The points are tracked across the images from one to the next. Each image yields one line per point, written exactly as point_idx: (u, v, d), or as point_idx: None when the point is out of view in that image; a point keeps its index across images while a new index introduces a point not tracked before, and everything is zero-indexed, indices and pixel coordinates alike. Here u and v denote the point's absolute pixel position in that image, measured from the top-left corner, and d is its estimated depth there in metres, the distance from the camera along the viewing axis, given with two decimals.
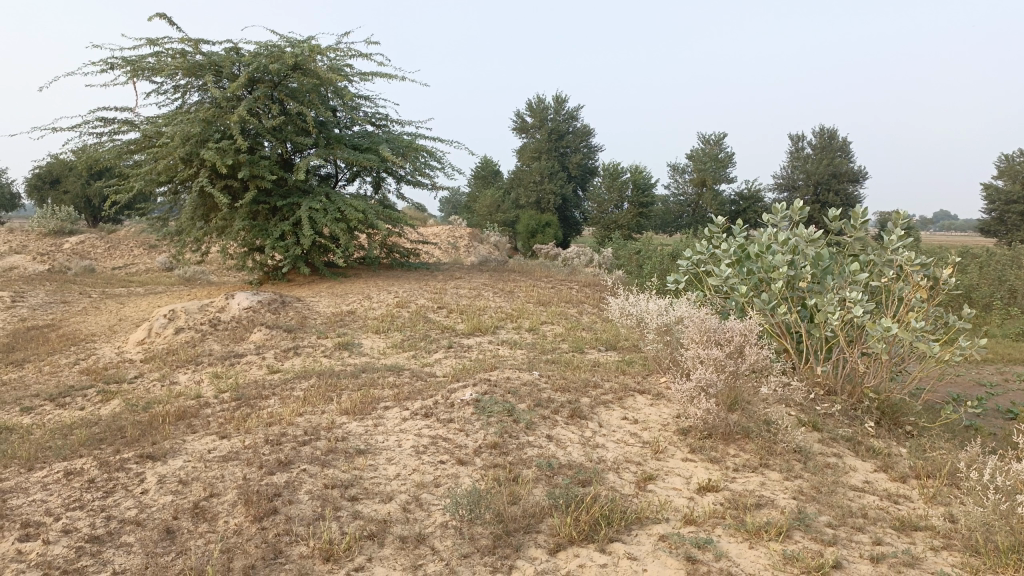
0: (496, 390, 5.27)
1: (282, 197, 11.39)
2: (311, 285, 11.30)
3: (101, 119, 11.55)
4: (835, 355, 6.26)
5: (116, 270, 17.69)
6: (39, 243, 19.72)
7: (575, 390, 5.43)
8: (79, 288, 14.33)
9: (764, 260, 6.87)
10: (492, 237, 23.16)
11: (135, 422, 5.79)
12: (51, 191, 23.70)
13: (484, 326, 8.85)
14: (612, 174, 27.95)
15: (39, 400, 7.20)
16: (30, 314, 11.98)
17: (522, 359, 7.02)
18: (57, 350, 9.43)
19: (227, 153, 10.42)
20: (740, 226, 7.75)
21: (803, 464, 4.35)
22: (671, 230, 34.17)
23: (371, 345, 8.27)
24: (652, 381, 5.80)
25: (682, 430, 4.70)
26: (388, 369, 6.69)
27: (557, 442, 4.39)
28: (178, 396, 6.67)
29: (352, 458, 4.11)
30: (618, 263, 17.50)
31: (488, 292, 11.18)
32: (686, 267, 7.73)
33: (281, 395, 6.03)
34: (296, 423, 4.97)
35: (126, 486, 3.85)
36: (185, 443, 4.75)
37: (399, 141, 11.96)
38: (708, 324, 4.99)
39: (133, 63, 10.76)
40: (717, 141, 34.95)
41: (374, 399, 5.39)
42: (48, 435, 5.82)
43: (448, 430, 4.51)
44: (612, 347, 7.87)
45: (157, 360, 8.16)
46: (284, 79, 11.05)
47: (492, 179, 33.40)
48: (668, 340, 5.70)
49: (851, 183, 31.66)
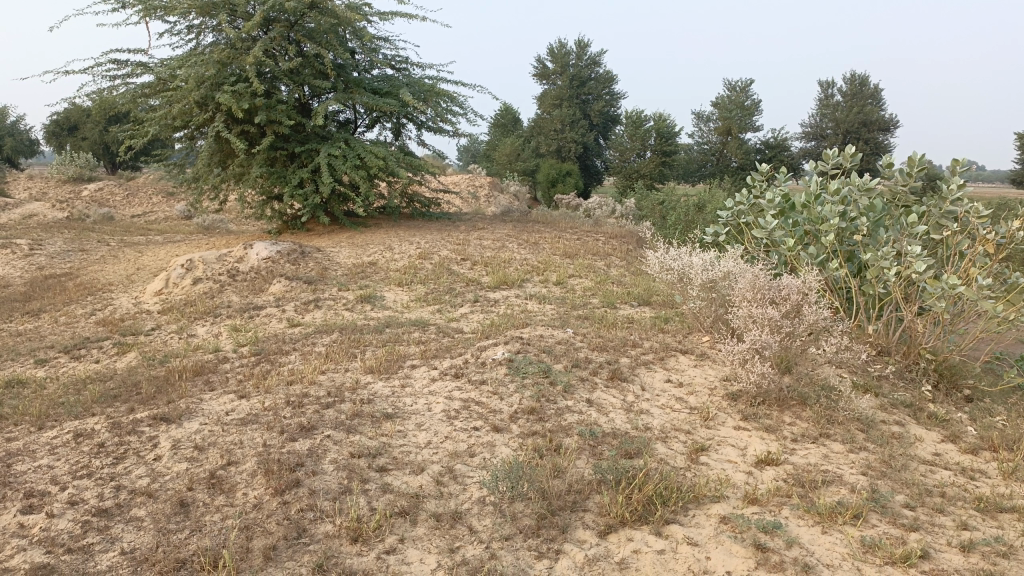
0: (530, 349, 4.95)
1: (301, 143, 10.99)
2: (331, 235, 10.96)
3: (115, 61, 11.16)
4: (887, 313, 5.88)
5: (135, 219, 17.48)
6: (58, 191, 19.51)
7: (613, 349, 5.09)
8: (98, 236, 14.10)
9: (812, 211, 6.43)
10: (513, 186, 22.63)
11: (152, 377, 5.55)
12: (69, 137, 23.41)
13: (510, 279, 8.50)
14: (635, 122, 27.15)
15: (54, 353, 7.00)
16: (48, 262, 11.78)
17: (552, 315, 6.69)
18: (74, 299, 9.21)
19: (244, 97, 10.02)
20: (785, 175, 7.29)
21: (866, 434, 4.01)
22: (695, 180, 33.30)
23: (394, 298, 7.96)
24: (694, 341, 5.44)
25: (731, 395, 4.35)
26: (413, 324, 6.40)
27: (599, 407, 4.07)
28: (196, 350, 6.43)
29: (378, 422, 3.81)
30: (642, 214, 16.98)
31: (513, 243, 10.80)
32: (726, 218, 7.29)
33: (303, 351, 5.75)
34: (318, 382, 4.69)
35: (137, 451, 3.58)
36: (202, 402, 4.50)
37: (420, 85, 11.46)
38: (760, 281, 4.60)
39: (145, 2, 10.33)
40: (743, 89, 33.87)
41: (401, 357, 5.09)
42: (63, 390, 5.61)
43: (480, 393, 4.19)
44: (645, 302, 7.50)
45: (175, 311, 7.91)
46: (301, 19, 10.55)
47: (512, 128, 32.69)
48: (713, 297, 5.28)
49: (882, 132, 30.66)
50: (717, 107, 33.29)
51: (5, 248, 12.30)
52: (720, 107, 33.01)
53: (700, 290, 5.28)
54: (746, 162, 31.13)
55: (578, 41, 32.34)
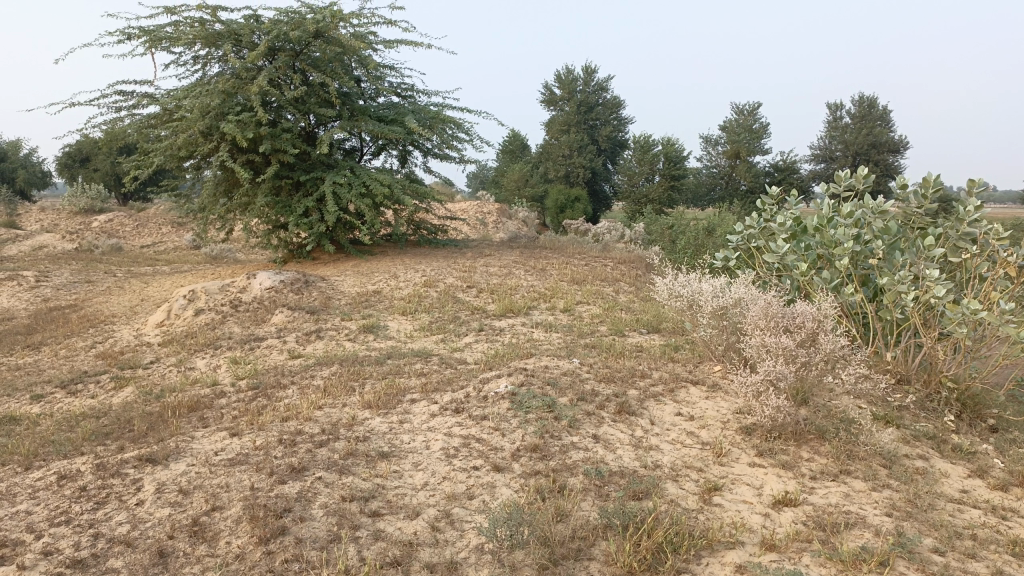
0: (534, 381, 4.75)
1: (306, 172, 10.92)
2: (337, 264, 10.85)
3: (121, 93, 11.16)
4: (905, 340, 5.67)
5: (144, 249, 17.48)
6: (69, 222, 19.57)
7: (621, 380, 4.89)
8: (105, 267, 14.05)
9: (824, 235, 6.25)
10: (521, 212, 22.54)
11: (146, 413, 5.39)
12: (81, 169, 23.55)
13: (517, 307, 8.33)
14: (643, 147, 27.10)
15: (51, 388, 6.85)
16: (53, 294, 11.71)
17: (559, 343, 6.50)
18: (76, 332, 9.10)
19: (248, 126, 9.96)
20: (796, 198, 7.11)
21: (889, 471, 3.80)
22: (704, 203, 33.15)
23: (398, 328, 7.79)
24: (705, 371, 5.24)
25: (746, 429, 4.14)
26: (415, 355, 6.23)
27: (606, 443, 3.87)
28: (194, 384, 6.26)
29: (373, 462, 3.62)
30: (650, 239, 16.82)
31: (520, 269, 10.65)
32: (737, 242, 7.12)
33: (301, 384, 5.58)
34: (314, 418, 4.51)
35: (119, 496, 3.41)
36: (193, 441, 4.32)
37: (425, 112, 11.40)
38: (774, 309, 4.40)
39: (151, 33, 10.33)
40: (751, 112, 33.82)
41: (400, 390, 4.91)
42: (55, 427, 5.45)
43: (481, 429, 4.00)
44: (655, 329, 7.30)
45: (176, 343, 7.77)
46: (306, 48, 10.53)
47: (520, 154, 32.72)
48: (723, 325, 5.08)
49: (891, 153, 30.51)
50: (725, 130, 33.22)
51: (11, 279, 12.24)
52: (728, 130, 32.95)
53: (710, 318, 5.08)
54: (755, 185, 30.99)
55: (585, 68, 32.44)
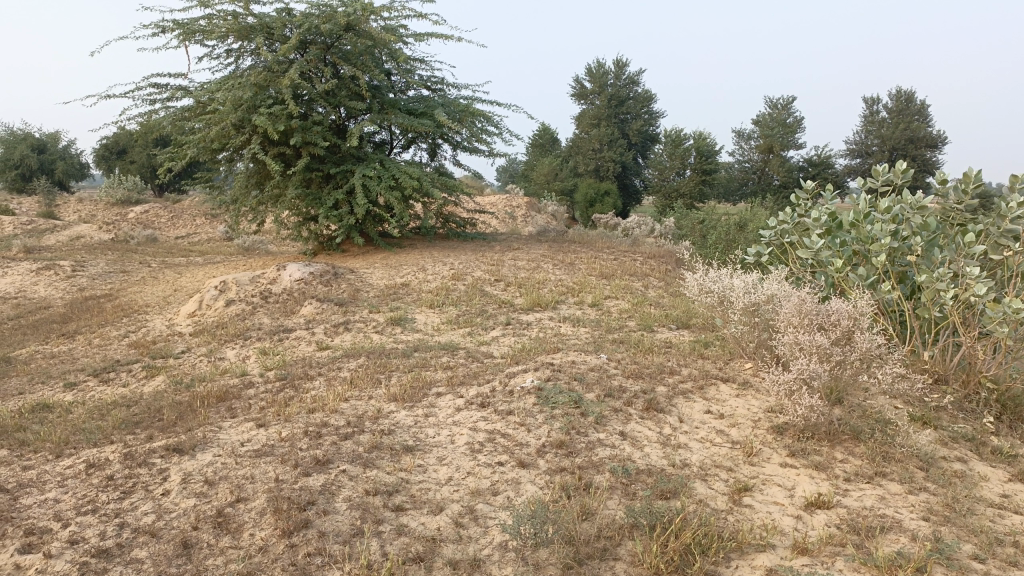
0: (560, 377, 4.69)
1: (336, 164, 10.95)
2: (366, 256, 10.88)
3: (156, 85, 11.28)
4: (943, 339, 5.51)
5: (178, 240, 17.71)
6: (106, 213, 19.91)
7: (649, 377, 4.81)
8: (139, 257, 14.25)
9: (861, 230, 6.10)
10: (550, 206, 22.44)
11: (176, 402, 5.43)
12: (118, 161, 23.92)
13: (544, 301, 8.27)
14: (675, 141, 26.82)
15: (84, 376, 6.95)
16: (89, 283, 11.90)
17: (586, 338, 6.44)
18: (110, 321, 9.23)
19: (279, 119, 10.01)
20: (832, 192, 6.96)
21: (926, 474, 3.69)
22: (736, 198, 32.75)
23: (426, 321, 7.78)
24: (736, 368, 5.14)
25: (777, 428, 4.05)
26: (442, 348, 6.21)
27: (633, 441, 3.80)
28: (223, 374, 6.31)
29: (397, 456, 3.60)
30: (681, 233, 16.65)
31: (548, 263, 10.58)
32: (770, 237, 6.98)
33: (328, 376, 5.58)
34: (340, 410, 4.50)
35: (146, 485, 3.43)
36: (220, 431, 4.34)
37: (455, 105, 11.37)
38: (807, 306, 4.30)
39: (185, 26, 10.41)
40: (785, 106, 33.29)
41: (426, 384, 4.89)
42: (88, 415, 5.52)
43: (507, 425, 3.96)
44: (684, 325, 7.20)
45: (206, 334, 7.84)
46: (337, 41, 10.55)
47: (550, 147, 32.59)
48: (755, 322, 4.98)
49: (930, 148, 29.85)
50: (758, 124, 32.76)
51: (49, 269, 12.47)
52: (761, 124, 32.49)
53: (741, 314, 4.98)
54: (788, 180, 30.54)
55: (616, 61, 32.19)
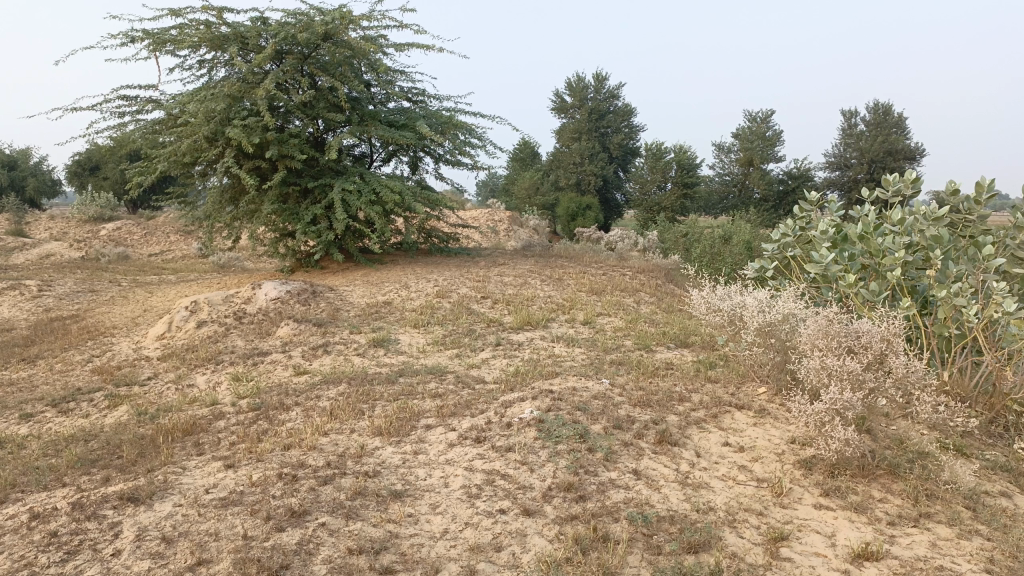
0: (561, 407, 4.27)
1: (314, 178, 10.49)
2: (345, 273, 10.42)
3: (125, 97, 10.78)
4: (965, 359, 5.17)
5: (152, 258, 17.11)
6: (78, 230, 19.27)
7: (658, 405, 4.41)
8: (110, 276, 13.66)
9: (871, 243, 5.77)
10: (532, 220, 22.06)
11: (139, 436, 4.95)
12: (91, 177, 23.29)
13: (534, 319, 7.87)
14: (655, 154, 26.61)
15: (41, 406, 6.42)
16: (55, 304, 11.33)
17: (583, 360, 6.03)
18: (74, 344, 8.69)
19: (255, 131, 9.56)
20: (836, 204, 6.65)
21: (975, 513, 3.33)
22: (717, 212, 32.59)
23: (410, 342, 7.32)
24: (749, 393, 4.76)
25: (805, 462, 3.67)
26: (429, 373, 5.78)
27: (648, 481, 3.40)
28: (192, 404, 5.81)
29: (384, 504, 3.17)
30: (665, 247, 16.36)
31: (536, 279, 10.19)
32: (772, 250, 6.64)
33: (306, 407, 5.12)
34: (319, 447, 4.06)
35: (93, 544, 2.97)
36: (184, 473, 3.88)
37: (437, 116, 10.97)
38: (833, 327, 3.93)
39: (155, 36, 9.96)
40: (764, 119, 33.25)
41: (414, 415, 4.46)
42: (41, 452, 5.01)
43: (507, 464, 3.53)
44: (683, 344, 6.84)
45: (175, 358, 7.34)
46: (315, 51, 10.14)
47: (531, 162, 32.30)
48: (770, 344, 4.61)
49: (907, 161, 29.92)
50: (738, 137, 32.67)
51: (13, 289, 11.87)
52: (741, 138, 32.43)
53: (755, 335, 4.61)
54: (769, 193, 30.61)
55: (596, 75, 32.07)
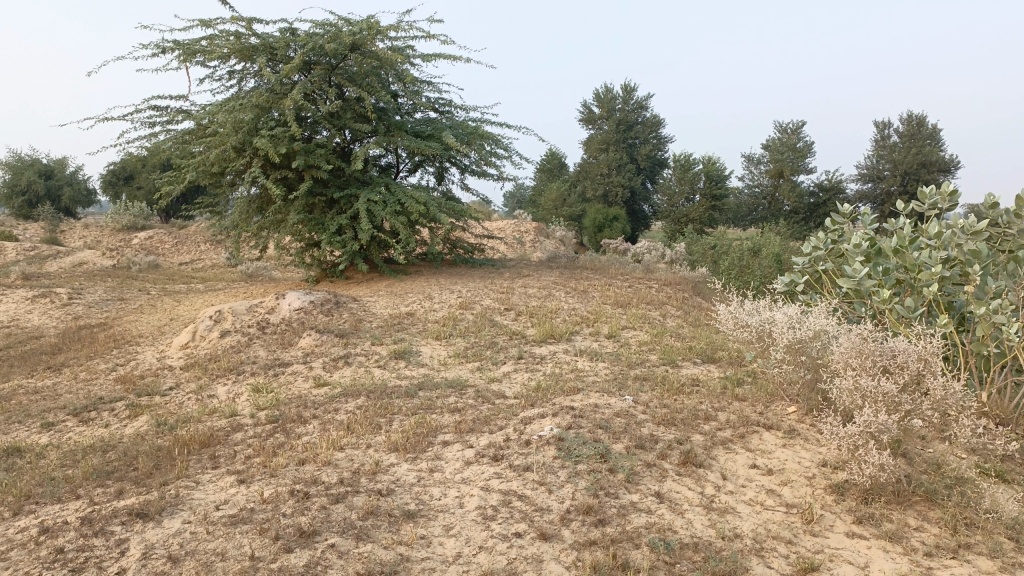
0: (583, 424, 4.14)
1: (340, 188, 10.48)
2: (369, 284, 10.39)
3: (156, 108, 10.89)
4: (1006, 378, 4.96)
5: (181, 266, 17.28)
6: (111, 239, 19.53)
7: (683, 423, 4.26)
8: (139, 284, 13.79)
9: (906, 257, 5.57)
10: (559, 231, 21.94)
11: (156, 448, 4.90)
12: (125, 187, 23.65)
13: (558, 332, 7.75)
14: (683, 165, 26.37)
15: (64, 415, 6.42)
16: (85, 312, 11.44)
17: (607, 375, 5.89)
18: (100, 353, 8.73)
19: (281, 141, 9.58)
20: (869, 216, 6.45)
21: (1019, 544, 3.15)
22: (746, 224, 32.21)
23: (431, 354, 7.23)
24: (778, 412, 4.59)
25: (837, 487, 3.52)
26: (449, 386, 5.68)
27: (671, 504, 3.26)
28: (212, 415, 5.77)
29: (396, 524, 3.07)
30: (692, 259, 16.14)
31: (560, 291, 10.07)
32: (803, 264, 6.46)
33: (324, 420, 5.05)
34: (334, 462, 3.97)
35: (98, 562, 2.91)
36: (197, 487, 3.81)
37: (463, 127, 10.93)
38: (867, 345, 3.77)
39: (185, 47, 10.04)
40: (794, 130, 32.84)
41: (432, 431, 4.36)
42: (60, 462, 4.99)
43: (524, 484, 3.42)
44: (710, 359, 6.67)
45: (197, 368, 7.32)
46: (342, 62, 10.16)
47: (558, 173, 32.21)
48: (800, 361, 4.45)
49: (942, 173, 29.32)
50: (768, 148, 32.30)
51: (45, 296, 12.01)
52: (771, 149, 32.04)
53: (784, 352, 4.45)
54: (799, 205, 30.17)
55: (624, 86, 31.94)
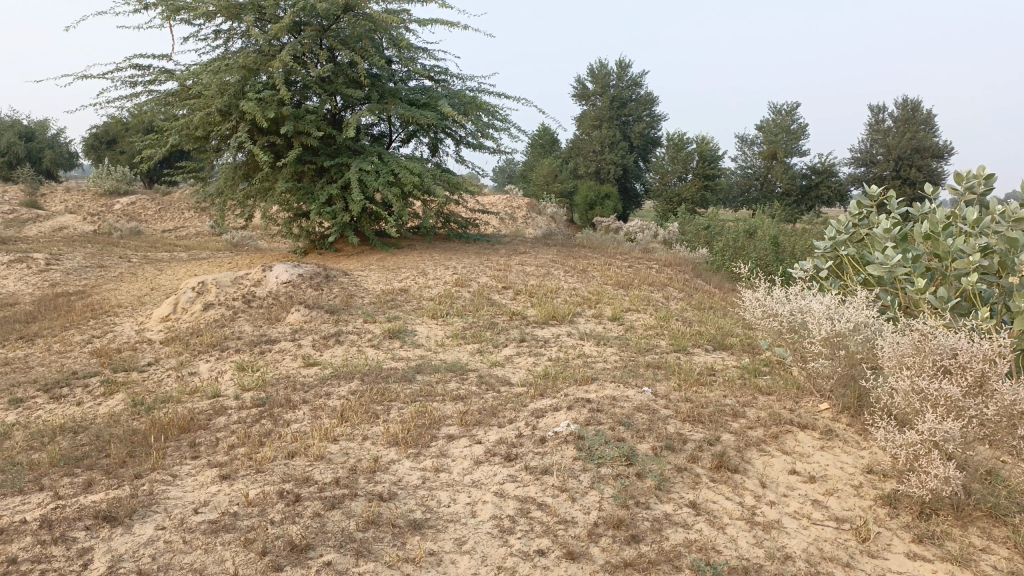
0: (602, 420, 3.76)
1: (330, 156, 9.97)
2: (360, 257, 9.95)
3: (137, 67, 10.29)
4: None
5: (165, 234, 16.73)
6: (93, 204, 18.88)
7: (710, 421, 3.90)
8: (121, 251, 13.24)
9: (941, 245, 5.19)
10: (550, 208, 21.46)
11: (131, 431, 4.47)
12: (108, 151, 22.97)
13: (559, 313, 7.37)
14: (677, 144, 25.92)
15: (33, 391, 5.96)
16: (62, 279, 10.92)
17: (616, 362, 5.51)
18: (76, 322, 8.26)
19: (270, 105, 9.05)
20: (895, 200, 6.06)
21: None
22: (738, 205, 31.90)
23: (427, 334, 6.82)
24: (809, 410, 4.23)
25: (889, 498, 3.19)
26: (448, 370, 5.29)
27: (710, 517, 2.92)
28: (193, 395, 5.35)
29: (400, 537, 2.71)
30: (687, 239, 15.75)
31: (559, 269, 9.68)
32: (824, 248, 6.08)
33: (315, 405, 4.65)
34: (327, 457, 3.58)
35: None
36: (174, 482, 3.42)
37: (460, 96, 10.42)
38: (925, 343, 3.40)
39: (169, 3, 9.45)
40: (790, 111, 32.38)
41: (434, 422, 3.96)
42: (25, 444, 4.55)
43: (544, 490, 3.05)
44: (722, 346, 6.30)
45: (178, 342, 6.88)
46: (335, 24, 9.59)
47: (551, 148, 31.67)
48: (836, 356, 4.09)
49: (936, 158, 29.00)
50: (763, 129, 31.86)
51: (20, 262, 11.45)
52: (765, 130, 31.63)
53: (820, 346, 4.09)
54: (792, 187, 29.81)
55: (620, 62, 31.37)
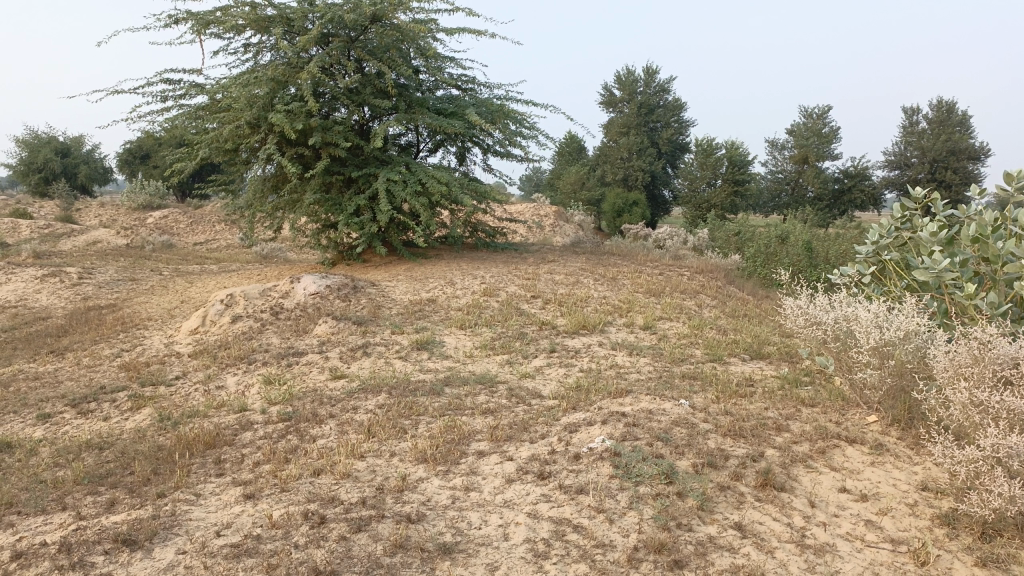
0: (639, 436, 3.60)
1: (358, 167, 9.92)
2: (388, 268, 9.88)
3: (168, 81, 10.35)
4: None
5: (196, 246, 16.86)
6: (127, 217, 19.12)
7: (752, 435, 3.71)
8: (152, 265, 13.33)
9: (992, 249, 4.95)
10: (578, 216, 21.29)
11: (157, 447, 4.40)
12: (141, 165, 23.28)
13: (590, 323, 7.21)
14: (706, 150, 25.63)
15: (62, 405, 5.94)
16: (94, 292, 10.99)
17: (650, 373, 5.34)
18: (106, 336, 8.29)
19: (297, 117, 9.03)
20: (941, 202, 5.82)
21: None
22: (769, 210, 31.43)
23: (456, 346, 6.70)
24: (857, 423, 4.03)
25: (949, 518, 2.99)
26: (477, 383, 5.16)
27: (757, 540, 2.75)
28: (220, 409, 5.28)
29: (429, 563, 2.59)
30: (718, 246, 15.45)
31: (588, 278, 9.52)
32: (866, 253, 5.85)
33: (342, 420, 4.54)
34: (353, 475, 3.46)
35: None
36: (197, 502, 3.32)
37: (487, 104, 10.32)
38: (986, 354, 3.19)
39: (199, 17, 9.49)
40: (821, 114, 31.87)
41: (464, 438, 3.83)
42: (52, 460, 4.51)
43: (579, 511, 2.90)
44: (760, 355, 6.10)
45: (206, 355, 6.83)
46: (362, 34, 9.55)
47: (578, 156, 31.52)
48: (886, 367, 3.89)
49: (972, 160, 28.28)
50: (793, 133, 31.39)
51: (54, 276, 11.56)
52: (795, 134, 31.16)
53: (869, 355, 3.89)
54: (824, 191, 29.29)
55: (648, 68, 31.15)
